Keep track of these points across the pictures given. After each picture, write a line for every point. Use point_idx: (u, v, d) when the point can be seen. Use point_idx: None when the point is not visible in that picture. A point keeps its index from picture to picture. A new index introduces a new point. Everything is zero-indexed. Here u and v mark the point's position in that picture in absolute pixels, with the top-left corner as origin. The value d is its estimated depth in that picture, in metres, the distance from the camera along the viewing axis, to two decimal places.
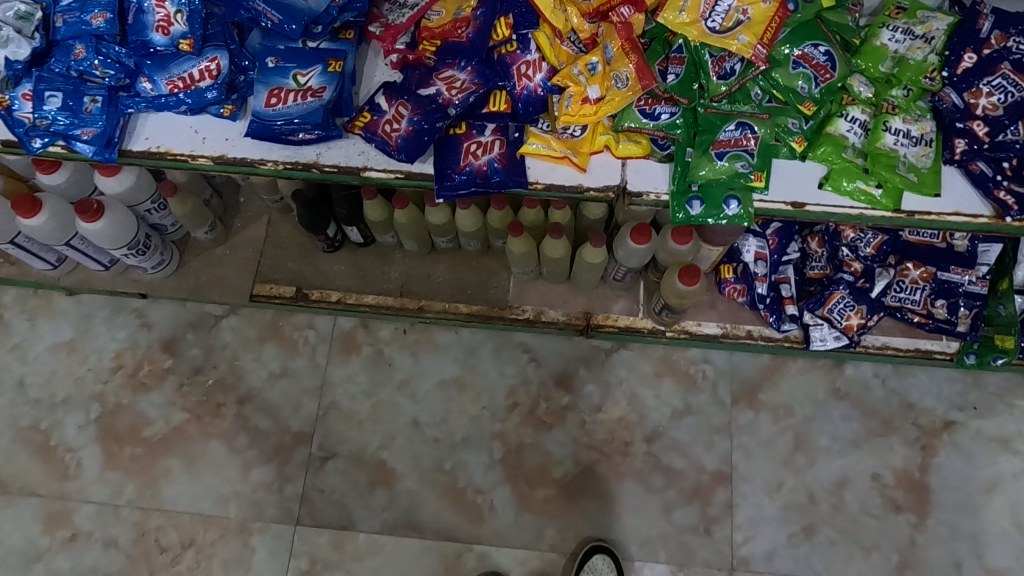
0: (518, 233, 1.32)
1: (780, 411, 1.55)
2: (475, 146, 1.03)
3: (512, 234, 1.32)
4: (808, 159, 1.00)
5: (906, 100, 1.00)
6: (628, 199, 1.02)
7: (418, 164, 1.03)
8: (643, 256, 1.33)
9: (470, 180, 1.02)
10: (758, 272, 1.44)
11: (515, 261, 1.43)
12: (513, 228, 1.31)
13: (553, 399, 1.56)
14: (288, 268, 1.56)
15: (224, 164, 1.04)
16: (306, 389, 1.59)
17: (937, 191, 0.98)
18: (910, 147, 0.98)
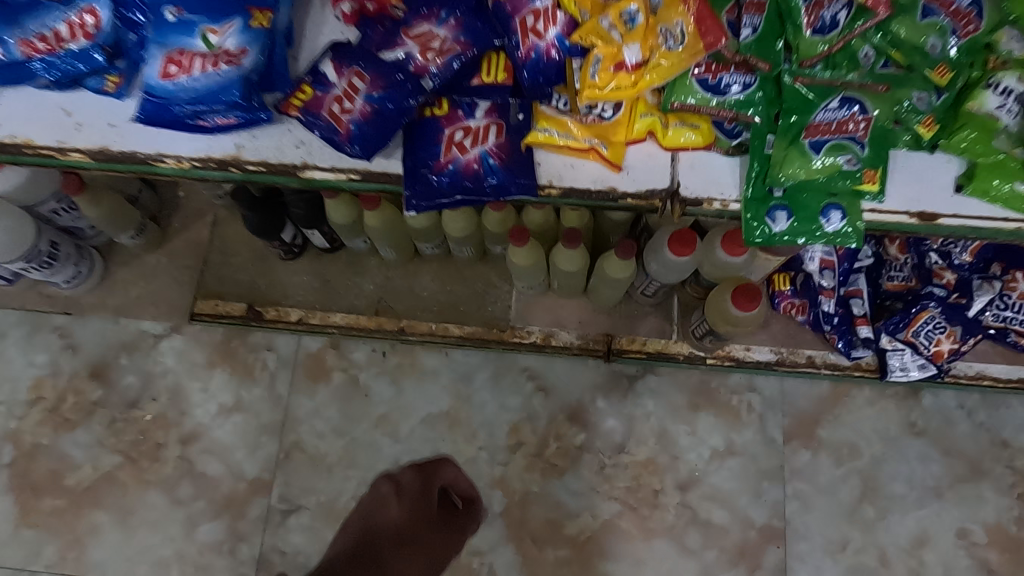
0: (523, 241, 1.02)
1: (843, 451, 1.26)
2: (459, 133, 0.71)
3: (515, 242, 1.02)
4: (939, 151, 0.71)
5: None
6: (680, 208, 0.72)
7: (379, 160, 0.73)
8: (685, 270, 1.04)
9: (455, 185, 0.71)
10: (824, 285, 1.14)
11: (520, 273, 1.13)
12: (516, 234, 1.01)
13: (565, 438, 1.28)
14: (238, 280, 1.27)
15: (105, 162, 0.74)
16: (264, 426, 1.31)
17: None
18: None
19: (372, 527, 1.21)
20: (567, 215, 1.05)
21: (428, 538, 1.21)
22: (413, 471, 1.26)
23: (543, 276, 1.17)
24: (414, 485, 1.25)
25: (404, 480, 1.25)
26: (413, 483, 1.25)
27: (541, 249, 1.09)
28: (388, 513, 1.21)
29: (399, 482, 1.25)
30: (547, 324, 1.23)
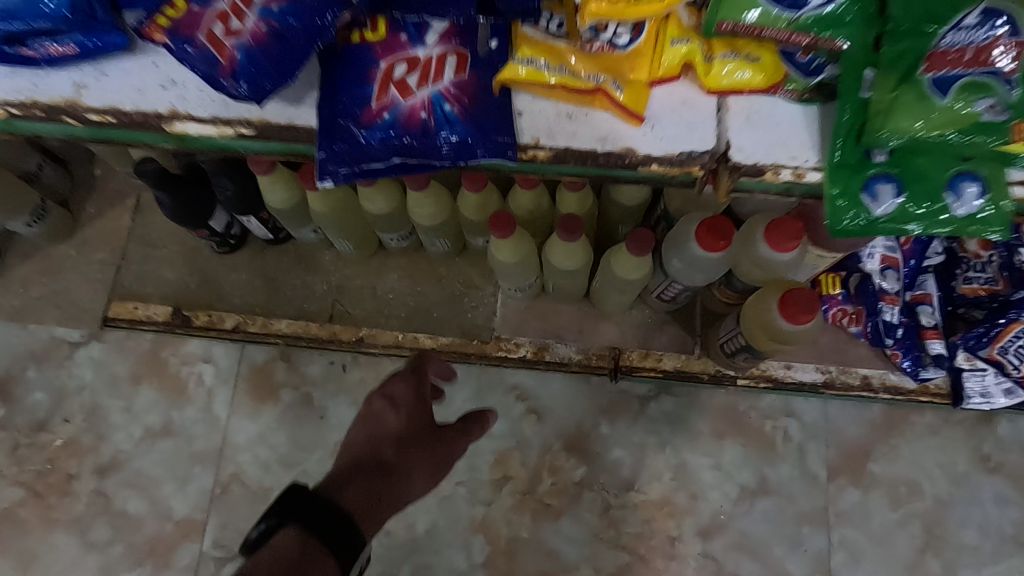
0: (508, 232, 0.79)
1: (900, 490, 1.04)
2: (397, 68, 0.48)
3: (498, 234, 0.79)
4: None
5: None
6: (731, 177, 0.48)
7: (274, 106, 0.49)
8: (714, 271, 0.81)
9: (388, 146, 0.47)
10: (886, 288, 0.92)
11: (505, 272, 0.90)
12: (499, 223, 0.78)
13: (561, 472, 1.05)
14: (163, 277, 1.04)
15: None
16: (198, 454, 1.09)
17: None
18: None
19: (371, 433, 0.82)
20: (564, 198, 0.82)
21: (437, 443, 0.82)
22: (403, 381, 0.85)
23: (535, 274, 0.93)
24: (408, 394, 0.84)
25: (394, 390, 0.84)
26: (407, 391, 0.84)
27: (530, 241, 0.85)
28: (390, 420, 0.82)
29: (391, 396, 0.84)
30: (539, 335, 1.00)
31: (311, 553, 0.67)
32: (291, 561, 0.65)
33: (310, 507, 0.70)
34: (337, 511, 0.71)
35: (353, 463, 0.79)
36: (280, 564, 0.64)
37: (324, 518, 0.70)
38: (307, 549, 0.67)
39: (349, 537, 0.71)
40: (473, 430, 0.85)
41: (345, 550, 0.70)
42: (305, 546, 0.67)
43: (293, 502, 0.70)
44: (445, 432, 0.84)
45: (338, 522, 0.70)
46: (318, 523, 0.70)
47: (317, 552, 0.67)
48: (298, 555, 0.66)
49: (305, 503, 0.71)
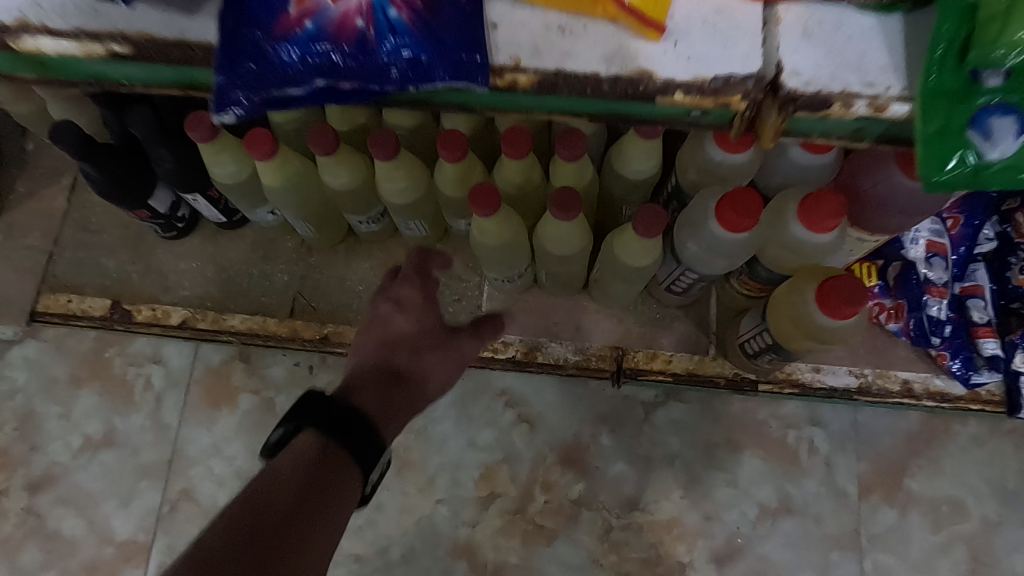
0: (491, 208, 0.66)
1: (942, 510, 0.91)
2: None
3: (479, 210, 0.66)
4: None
5: None
6: (782, 108, 0.40)
7: (156, 19, 0.41)
8: (738, 256, 0.68)
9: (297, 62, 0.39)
10: (934, 279, 0.80)
11: (488, 257, 0.77)
12: (480, 197, 0.65)
13: (556, 490, 0.92)
14: (101, 266, 0.91)
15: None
16: (145, 467, 0.96)
17: None
18: None
19: (379, 336, 0.66)
20: (559, 169, 0.69)
21: (452, 346, 0.66)
22: (409, 280, 0.67)
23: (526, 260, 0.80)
24: (415, 295, 0.66)
25: (400, 292, 0.67)
26: (413, 292, 0.66)
27: (518, 222, 0.72)
28: (398, 325, 0.66)
29: (396, 298, 0.67)
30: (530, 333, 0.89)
31: (332, 463, 0.56)
32: (308, 471, 0.54)
33: (333, 415, 0.58)
34: (360, 416, 0.59)
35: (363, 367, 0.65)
36: (293, 476, 0.54)
37: (346, 426, 0.58)
38: (320, 462, 0.56)
39: (371, 444, 0.58)
40: (495, 329, 0.67)
41: (366, 460, 0.58)
42: (322, 457, 0.56)
43: (313, 407, 0.58)
44: (461, 331, 0.67)
45: (356, 427, 0.58)
46: (340, 429, 0.57)
47: (335, 464, 0.56)
48: (314, 466, 0.55)
49: (325, 410, 0.58)
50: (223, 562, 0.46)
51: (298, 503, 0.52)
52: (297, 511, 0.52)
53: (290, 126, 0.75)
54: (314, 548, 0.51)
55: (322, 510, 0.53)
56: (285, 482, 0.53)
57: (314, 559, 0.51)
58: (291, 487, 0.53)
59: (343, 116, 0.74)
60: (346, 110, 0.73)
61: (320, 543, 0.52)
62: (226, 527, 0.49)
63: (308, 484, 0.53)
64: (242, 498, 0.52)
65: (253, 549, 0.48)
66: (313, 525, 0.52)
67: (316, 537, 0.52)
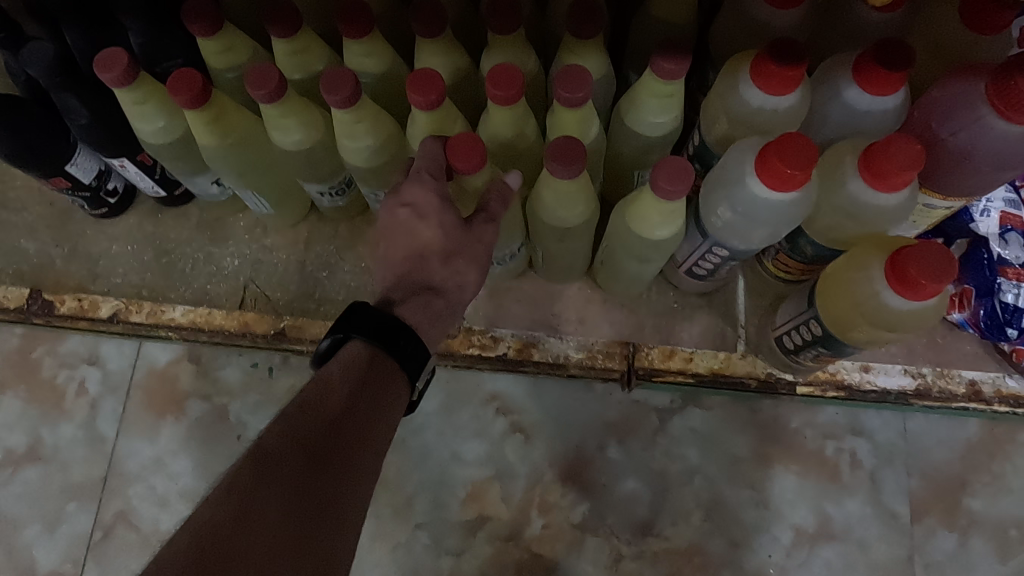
0: (476, 161, 0.51)
1: (1010, 534, 0.77)
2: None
3: (459, 164, 0.51)
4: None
5: None
6: None
7: None
8: (784, 224, 0.54)
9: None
10: (1009, 258, 0.66)
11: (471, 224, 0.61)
12: (462, 148, 0.51)
13: (555, 512, 0.78)
14: (19, 249, 0.77)
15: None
16: (74, 486, 0.82)
17: None
18: None
19: (401, 250, 0.55)
20: (559, 116, 0.56)
21: (477, 242, 0.54)
22: (420, 179, 0.53)
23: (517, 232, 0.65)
24: (432, 199, 0.52)
25: (411, 192, 0.53)
26: (430, 195, 0.52)
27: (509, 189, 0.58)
28: (421, 237, 0.54)
29: (411, 202, 0.53)
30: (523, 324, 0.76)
31: (381, 371, 0.52)
32: (358, 379, 0.51)
33: (379, 327, 0.52)
34: (406, 327, 0.53)
35: (393, 285, 0.56)
36: (345, 383, 0.50)
37: (395, 338, 0.52)
38: (372, 368, 0.52)
39: (419, 354, 0.54)
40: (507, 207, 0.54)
41: (415, 369, 0.54)
42: (372, 366, 0.52)
43: (359, 318, 0.52)
44: (480, 220, 0.54)
45: (408, 337, 0.53)
46: (390, 340, 0.52)
47: (386, 374, 0.52)
48: (364, 376, 0.51)
49: (372, 319, 0.53)
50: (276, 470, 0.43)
51: (351, 409, 0.49)
52: (350, 417, 0.48)
53: (231, 74, 0.63)
54: (368, 451, 0.49)
55: (372, 420, 0.50)
56: (336, 389, 0.50)
57: (371, 461, 0.49)
58: (342, 394, 0.49)
59: (294, 59, 0.61)
60: (297, 52, 0.60)
61: (377, 447, 0.50)
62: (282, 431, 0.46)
63: (362, 389, 0.50)
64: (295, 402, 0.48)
65: (306, 458, 0.45)
66: (368, 431, 0.49)
67: (367, 445, 0.49)
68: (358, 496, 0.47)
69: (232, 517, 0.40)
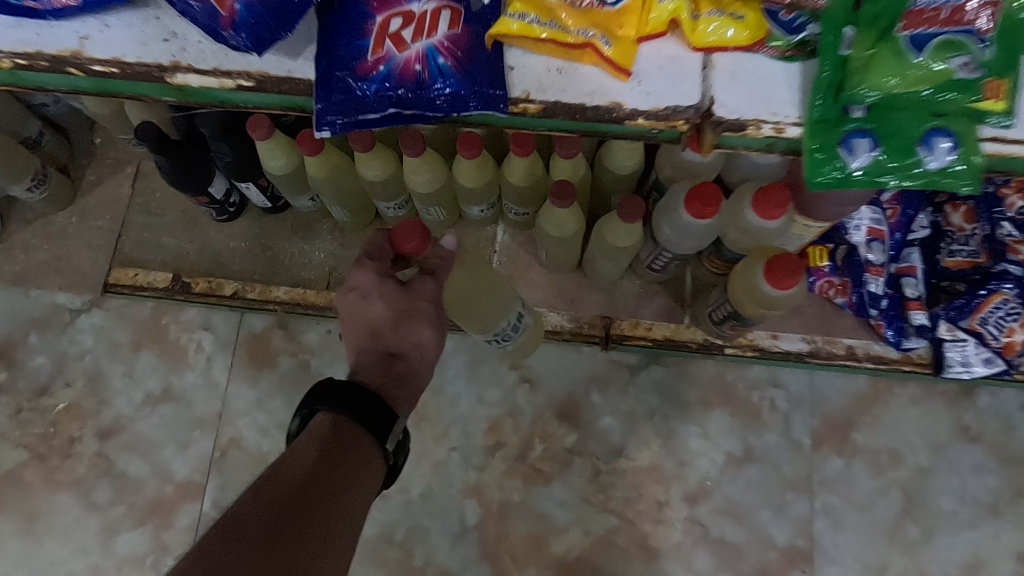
0: (418, 239, 0.65)
1: (882, 458, 1.06)
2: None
3: (408, 248, 0.65)
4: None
5: None
6: (718, 127, 0.49)
7: (271, 58, 0.50)
8: (701, 238, 0.83)
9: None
10: (873, 260, 0.94)
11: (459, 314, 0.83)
12: (404, 232, 0.65)
13: (553, 440, 1.07)
14: (162, 245, 1.06)
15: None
16: (198, 419, 1.11)
17: None
18: None
19: (362, 325, 0.74)
20: (558, 164, 0.83)
21: (419, 298, 0.72)
22: (363, 267, 0.71)
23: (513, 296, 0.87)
24: (371, 278, 0.70)
25: (357, 279, 0.72)
26: (370, 275, 0.70)
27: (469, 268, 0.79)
28: (372, 311, 0.72)
29: (357, 287, 0.72)
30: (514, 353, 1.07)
31: (344, 433, 0.66)
32: (323, 443, 0.64)
33: (338, 395, 0.67)
34: (362, 389, 0.68)
35: (365, 355, 0.74)
36: (312, 447, 0.64)
37: (356, 400, 0.67)
38: (337, 429, 0.66)
39: (379, 409, 0.68)
40: (447, 264, 0.72)
41: (376, 425, 0.67)
42: (338, 429, 0.66)
43: (321, 391, 0.68)
44: (419, 281, 0.72)
45: (365, 398, 0.68)
46: (351, 403, 0.67)
47: (348, 433, 0.66)
48: (331, 438, 0.65)
49: (332, 390, 0.68)
50: (252, 518, 0.55)
51: (316, 466, 0.62)
52: (316, 472, 0.61)
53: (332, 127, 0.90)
54: (336, 499, 0.61)
55: (335, 472, 0.62)
56: (306, 453, 0.63)
57: (338, 508, 0.60)
58: (309, 455, 0.63)
59: None
60: None
61: (343, 496, 0.61)
62: (263, 486, 0.59)
63: (325, 450, 0.64)
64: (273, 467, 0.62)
65: (278, 507, 0.57)
66: (333, 481, 0.61)
67: (333, 493, 0.61)
68: (330, 534, 0.58)
69: (218, 549, 0.52)
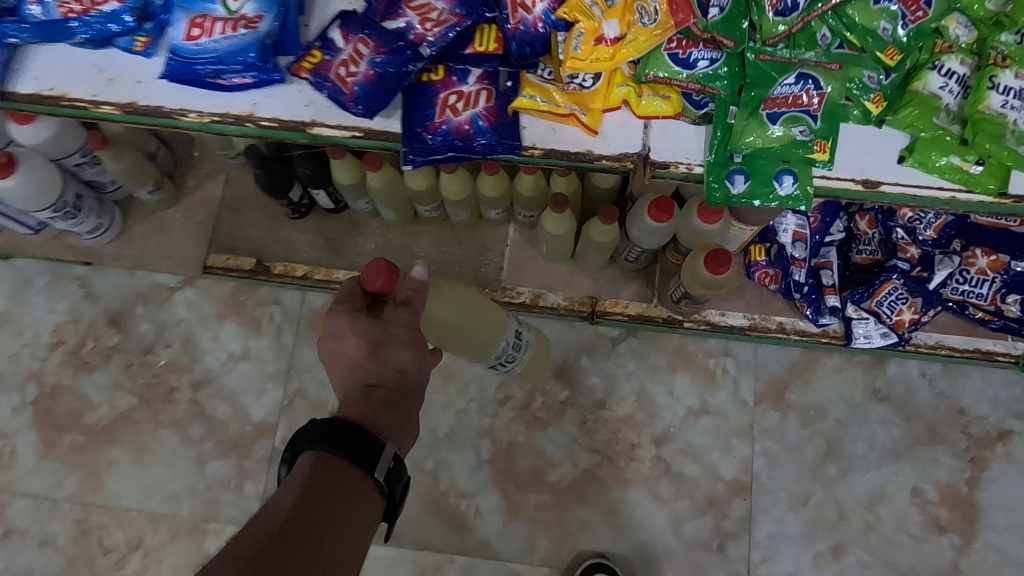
0: (383, 277, 0.78)
1: (810, 413, 1.35)
2: (344, 66, 0.78)
3: (381, 284, 0.78)
4: (906, 164, 0.77)
5: (969, 43, 0.75)
6: (650, 170, 0.78)
7: (379, 120, 0.80)
8: (662, 236, 1.12)
9: (400, 73, 0.77)
10: (796, 255, 1.22)
11: (454, 339, 1.03)
12: (371, 273, 0.78)
13: (550, 394, 1.36)
14: (248, 236, 1.36)
15: (50, 105, 0.81)
16: (270, 374, 1.40)
17: (997, 188, 0.76)
18: (956, 96, 0.75)
19: (343, 366, 0.80)
20: (556, 181, 1.12)
21: (394, 325, 0.80)
22: (336, 312, 0.80)
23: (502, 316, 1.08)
24: (346, 319, 0.79)
25: (333, 324, 0.80)
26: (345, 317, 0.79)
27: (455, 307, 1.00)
28: (348, 348, 0.79)
29: (334, 330, 0.80)
30: (532, 373, 1.34)
31: (329, 469, 0.69)
32: (305, 484, 0.67)
33: (321, 432, 0.70)
34: (346, 423, 0.71)
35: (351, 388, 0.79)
36: (294, 488, 0.67)
37: (338, 437, 0.70)
38: (319, 466, 0.69)
39: (365, 442, 0.71)
40: (418, 294, 0.82)
41: (363, 457, 0.70)
42: (318, 467, 0.69)
43: (302, 432, 0.71)
44: (394, 310, 0.80)
45: (349, 431, 0.71)
46: (330, 437, 0.70)
47: (332, 468, 0.69)
48: (313, 477, 0.68)
49: (315, 428, 0.71)
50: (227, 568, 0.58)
51: (297, 509, 0.65)
52: (296, 517, 0.64)
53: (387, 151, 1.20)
54: (316, 542, 0.63)
55: (318, 514, 0.65)
56: (287, 496, 0.66)
57: (317, 551, 0.63)
58: (289, 497, 0.66)
59: None
60: None
61: (324, 538, 0.64)
62: (240, 536, 0.62)
63: (306, 492, 0.66)
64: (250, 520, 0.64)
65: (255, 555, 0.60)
66: (314, 521, 0.64)
67: (313, 537, 0.63)
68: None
69: None
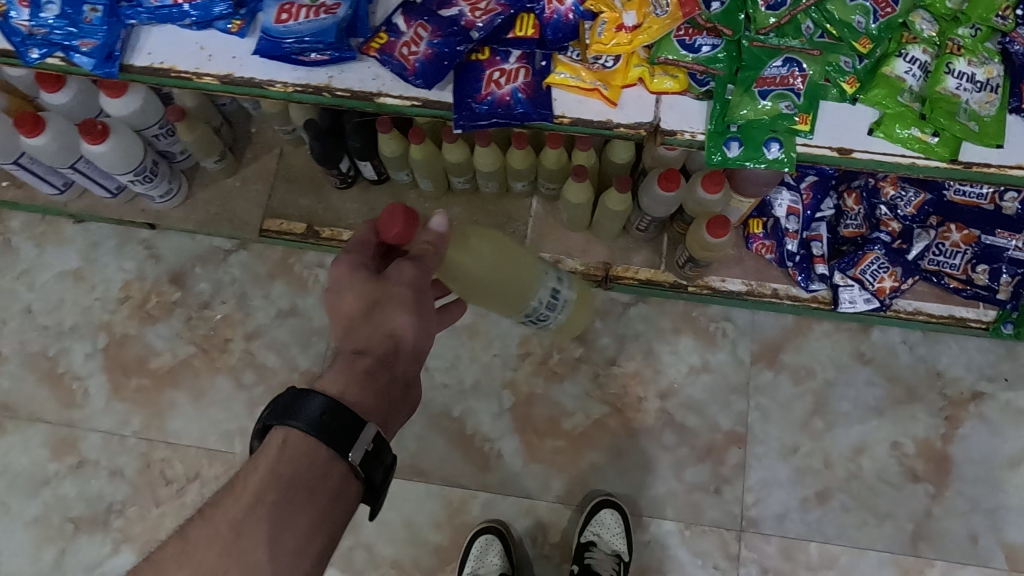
0: (401, 223, 0.84)
1: (800, 372, 1.50)
2: (407, 46, 0.93)
3: (396, 232, 0.85)
4: (874, 135, 0.91)
5: (930, 35, 0.91)
6: (660, 137, 0.94)
7: (437, 91, 0.96)
8: (670, 206, 1.27)
9: (452, 53, 0.92)
10: (789, 228, 1.36)
11: (488, 288, 1.09)
12: (388, 220, 0.85)
13: (567, 351, 1.52)
14: (300, 204, 1.52)
15: (160, 75, 0.97)
16: (315, 328, 1.56)
17: (950, 157, 0.90)
18: (919, 79, 0.91)
19: (341, 321, 0.89)
20: (577, 155, 1.27)
21: (396, 283, 0.87)
22: (342, 262, 0.89)
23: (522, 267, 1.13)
24: (352, 269, 0.88)
25: (337, 273, 0.89)
26: (350, 268, 0.88)
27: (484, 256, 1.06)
28: (347, 301, 0.88)
29: (337, 279, 0.89)
30: (560, 335, 1.49)
31: (300, 448, 0.76)
32: (276, 463, 0.75)
33: (293, 413, 0.76)
34: (315, 405, 0.76)
35: (344, 339, 0.88)
36: (265, 464, 0.75)
37: (308, 421, 0.76)
38: (287, 445, 0.76)
39: (334, 425, 0.76)
40: (433, 251, 0.89)
41: (332, 441, 0.76)
42: (286, 446, 0.76)
43: (278, 408, 0.77)
44: (395, 270, 0.87)
45: (320, 414, 0.76)
46: (300, 423, 0.76)
47: (303, 447, 0.76)
48: (282, 455, 0.76)
49: (289, 405, 0.77)
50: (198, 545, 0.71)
51: (262, 489, 0.74)
52: (261, 498, 0.73)
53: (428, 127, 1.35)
54: (276, 524, 0.73)
55: (283, 498, 0.74)
56: (258, 471, 0.75)
57: (277, 532, 0.73)
58: (258, 473, 0.74)
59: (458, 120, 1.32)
60: None
61: (286, 520, 0.73)
62: (215, 509, 0.74)
63: (274, 472, 0.74)
64: (229, 485, 0.75)
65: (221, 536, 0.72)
66: (277, 504, 0.73)
67: (275, 519, 0.73)
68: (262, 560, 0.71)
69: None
